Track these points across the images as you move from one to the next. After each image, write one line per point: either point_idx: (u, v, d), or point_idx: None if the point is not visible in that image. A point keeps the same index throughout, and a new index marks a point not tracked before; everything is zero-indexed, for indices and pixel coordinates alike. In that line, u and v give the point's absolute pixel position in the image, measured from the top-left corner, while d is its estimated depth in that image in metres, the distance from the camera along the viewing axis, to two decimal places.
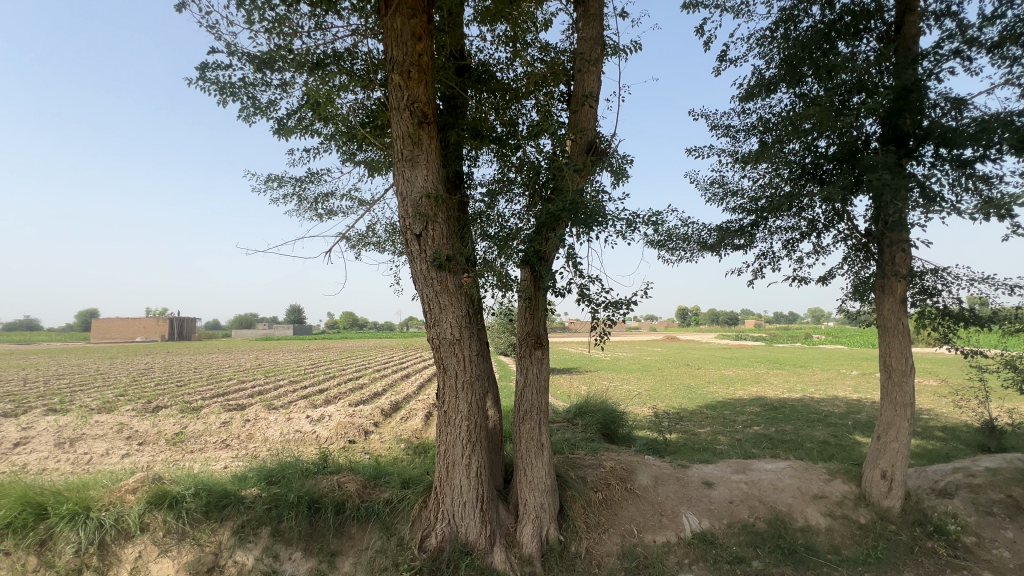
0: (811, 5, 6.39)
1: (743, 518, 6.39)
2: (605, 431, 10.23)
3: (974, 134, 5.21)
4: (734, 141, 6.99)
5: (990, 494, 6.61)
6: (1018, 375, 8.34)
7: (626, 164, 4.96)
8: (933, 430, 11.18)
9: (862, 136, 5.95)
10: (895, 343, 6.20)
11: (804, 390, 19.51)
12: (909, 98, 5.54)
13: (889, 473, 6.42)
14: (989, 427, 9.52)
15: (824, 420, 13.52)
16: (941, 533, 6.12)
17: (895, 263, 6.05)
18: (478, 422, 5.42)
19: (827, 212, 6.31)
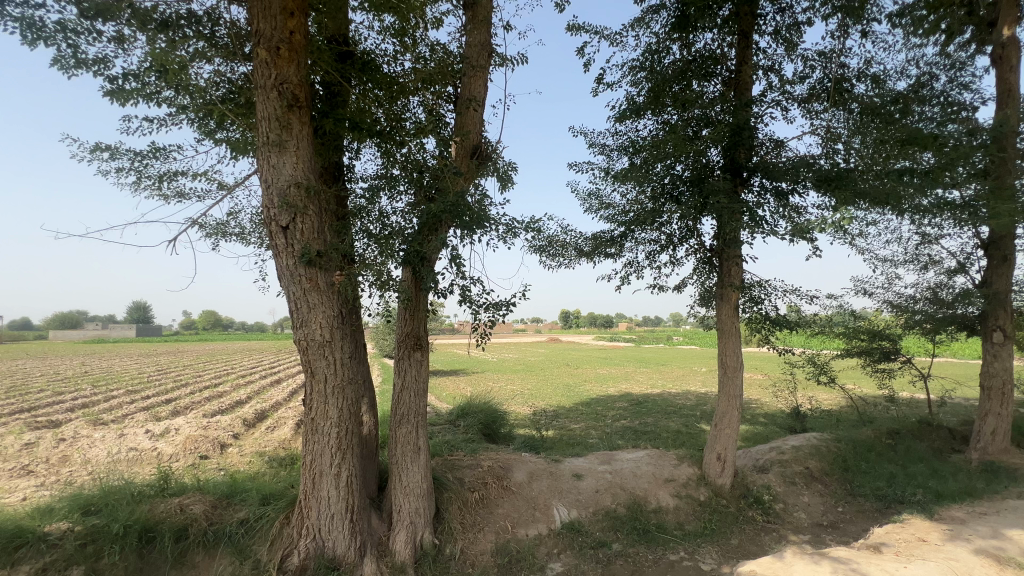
0: (672, 45, 7.26)
1: (606, 505, 6.95)
2: (485, 431, 10.42)
3: (787, 170, 6.35)
4: (608, 158, 7.61)
5: (793, 467, 8.08)
6: (817, 369, 10.51)
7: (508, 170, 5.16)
8: (757, 417, 13.35)
9: (709, 164, 6.88)
10: (729, 343, 7.27)
11: (664, 386, 21.99)
12: (742, 136, 6.56)
13: (723, 455, 7.48)
14: (796, 412, 11.66)
15: (678, 412, 15.35)
16: (759, 504, 7.30)
17: (730, 274, 7.15)
18: (350, 428, 5.13)
19: (682, 228, 7.18)
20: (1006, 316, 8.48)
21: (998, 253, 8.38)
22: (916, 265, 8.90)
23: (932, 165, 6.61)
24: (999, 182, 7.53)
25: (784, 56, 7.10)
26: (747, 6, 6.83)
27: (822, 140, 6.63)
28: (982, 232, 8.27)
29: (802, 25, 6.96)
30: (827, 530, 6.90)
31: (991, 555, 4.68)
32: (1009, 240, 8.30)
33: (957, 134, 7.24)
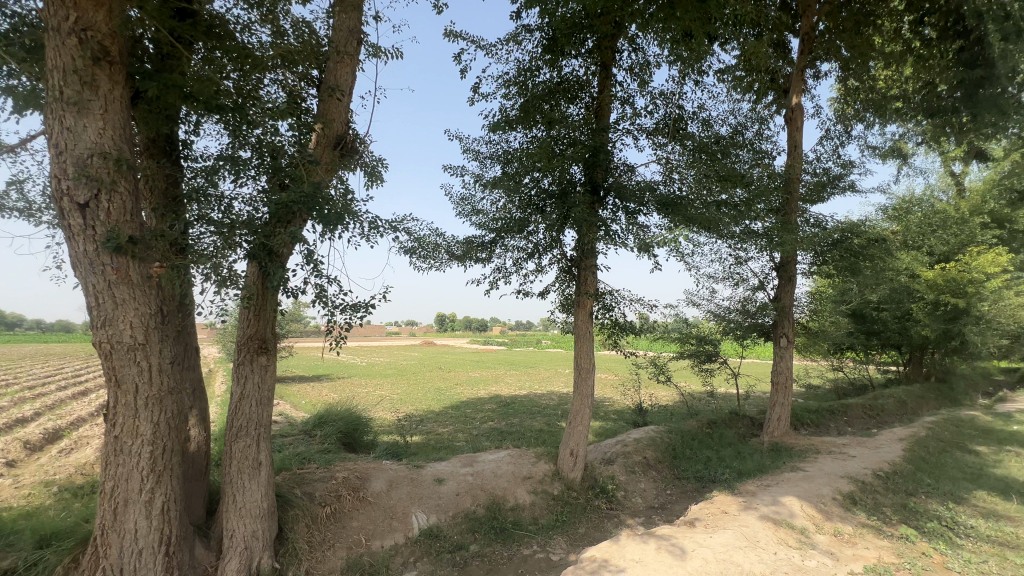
0: (543, 66, 7.70)
1: (466, 507, 7.00)
2: (345, 440, 9.78)
3: (636, 192, 7.15)
4: (481, 166, 7.75)
5: (634, 457, 9.06)
6: (657, 370, 12.06)
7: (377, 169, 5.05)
8: (609, 414, 14.75)
9: (571, 180, 7.42)
10: (583, 347, 7.90)
11: (531, 387, 23.10)
12: (600, 157, 7.21)
13: (575, 450, 8.06)
14: (639, 408, 13.15)
15: (542, 412, 16.21)
16: (604, 493, 8.00)
17: (587, 283, 7.77)
18: (168, 446, 4.38)
19: (547, 239, 7.61)
20: (790, 325, 10.52)
21: (786, 274, 10.44)
22: (731, 281, 10.67)
23: (742, 200, 8.02)
24: (787, 218, 9.42)
25: (637, 92, 8.01)
26: (608, 41, 7.54)
27: (663, 170, 7.64)
28: (776, 257, 10.22)
29: (651, 66, 7.93)
30: (657, 511, 7.85)
31: (772, 519, 5.74)
32: (793, 264, 10.37)
33: (760, 177, 8.89)
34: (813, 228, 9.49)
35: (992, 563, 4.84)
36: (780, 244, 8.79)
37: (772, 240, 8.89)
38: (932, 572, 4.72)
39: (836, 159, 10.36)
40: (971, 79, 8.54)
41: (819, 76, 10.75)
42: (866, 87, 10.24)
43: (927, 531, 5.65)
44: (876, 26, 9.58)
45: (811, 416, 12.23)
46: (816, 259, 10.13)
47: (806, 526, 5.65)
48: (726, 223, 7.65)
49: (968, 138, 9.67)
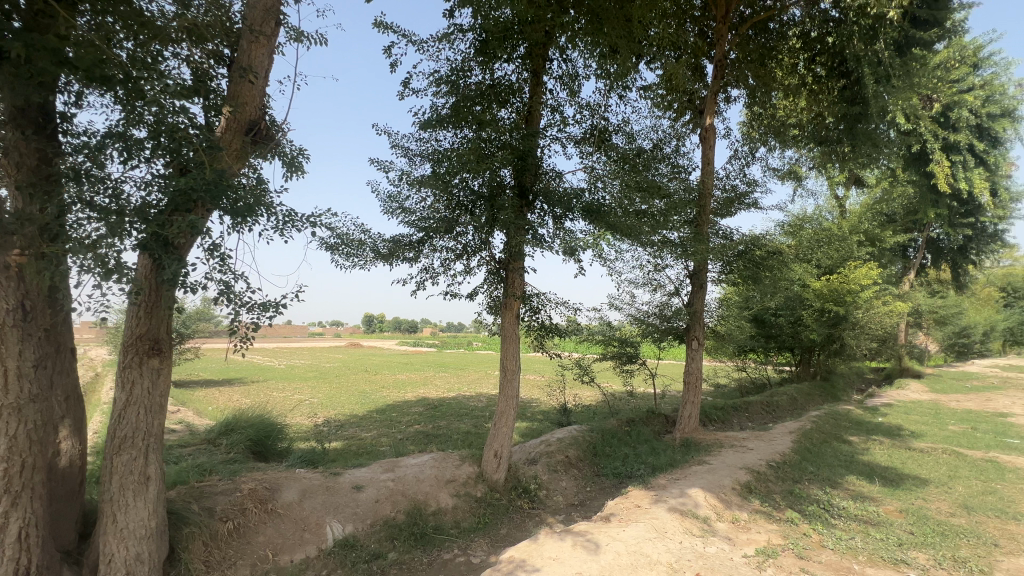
0: (476, 67, 7.68)
1: (385, 514, 6.76)
2: (254, 449, 9.07)
3: (563, 197, 7.34)
4: (411, 163, 7.55)
5: (557, 456, 9.27)
6: (582, 371, 12.45)
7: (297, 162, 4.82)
8: (535, 414, 15.00)
9: (501, 183, 7.45)
10: (509, 349, 7.95)
11: (460, 389, 22.93)
12: (529, 162, 7.33)
13: (499, 452, 8.09)
14: (564, 408, 13.50)
15: (469, 414, 16.14)
16: (526, 493, 8.11)
17: (513, 285, 7.85)
18: (28, 463, 3.80)
19: (475, 240, 7.58)
20: (700, 328, 11.34)
21: (698, 282, 11.22)
22: (650, 287, 11.30)
23: (659, 211, 8.53)
24: (699, 229, 10.15)
25: (566, 101, 8.24)
26: (539, 50, 7.70)
27: (588, 178, 7.93)
28: (689, 265, 10.96)
29: (580, 77, 8.20)
30: (576, 509, 8.09)
31: (678, 510, 6.12)
32: (704, 273, 11.17)
33: (676, 190, 9.51)
34: (722, 239, 10.32)
35: (858, 538, 5.51)
36: (692, 253, 9.43)
37: (686, 249, 9.49)
38: (810, 549, 5.28)
39: (743, 177, 11.34)
40: (850, 113, 9.88)
41: (730, 101, 11.72)
42: (768, 114, 11.31)
43: (809, 514, 6.32)
44: (778, 60, 10.62)
45: (718, 413, 13.26)
46: (724, 268, 11.02)
47: (708, 515, 6.09)
48: (645, 232, 8.09)
49: (849, 166, 10.99)
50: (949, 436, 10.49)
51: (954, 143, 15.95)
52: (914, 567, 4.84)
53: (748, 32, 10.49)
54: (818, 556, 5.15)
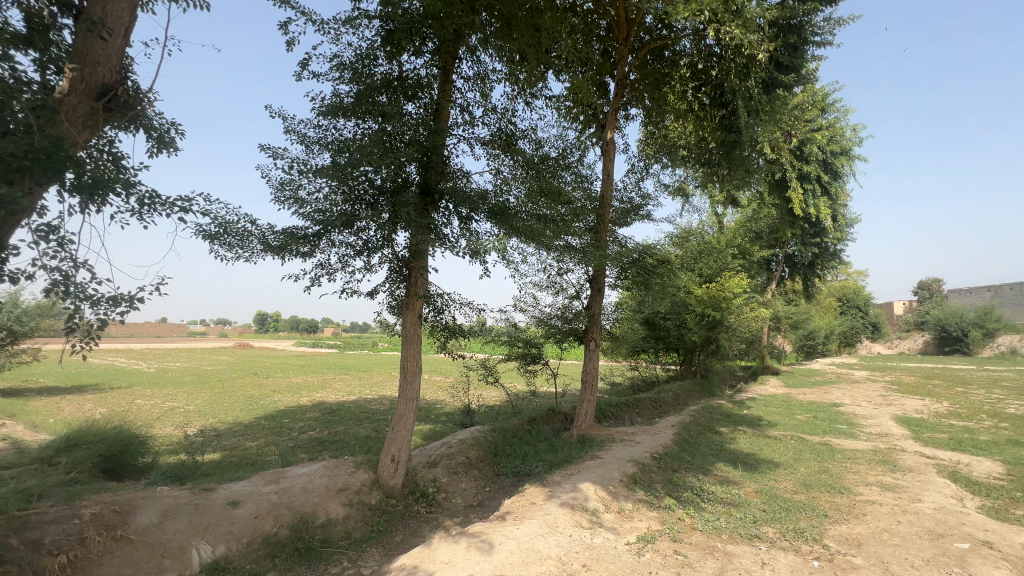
0: (383, 57, 7.36)
1: (265, 531, 6.18)
2: (106, 466, 7.82)
3: (470, 198, 7.31)
4: (308, 151, 7.01)
5: (457, 458, 9.22)
6: (487, 372, 12.56)
7: (167, 148, 4.98)
8: (439, 416, 14.79)
9: (406, 179, 7.20)
10: (410, 350, 7.72)
11: (361, 392, 21.88)
12: (435, 159, 7.18)
13: (397, 456, 7.83)
14: (468, 409, 13.48)
15: (370, 417, 15.44)
16: (424, 497, 7.92)
17: (417, 284, 7.64)
18: None
19: (378, 237, 7.24)
20: (598, 330, 11.77)
21: (596, 286, 11.80)
22: (553, 289, 11.71)
23: (562, 217, 8.86)
24: (599, 237, 10.71)
25: (476, 103, 8.24)
26: (449, 47, 7.60)
27: (494, 181, 8.00)
28: (589, 270, 11.53)
29: (490, 80, 8.25)
30: (474, 509, 8.08)
31: (570, 504, 6.38)
32: (603, 277, 11.82)
33: (579, 198, 9.95)
34: (618, 246, 11.02)
35: (722, 519, 6.16)
36: (592, 259, 9.88)
37: (587, 254, 9.88)
38: (683, 532, 5.80)
39: (638, 190, 12.21)
40: (726, 139, 11.25)
41: (629, 118, 12.56)
42: (661, 135, 12.33)
43: (683, 500, 6.95)
44: (671, 86, 11.62)
45: (612, 410, 14.14)
46: (620, 273, 11.76)
47: (596, 507, 6.43)
48: (548, 236, 8.33)
49: (726, 187, 12.32)
50: (796, 424, 12.21)
51: (806, 174, 18.68)
52: (764, 540, 5.52)
53: (646, 57, 11.34)
54: (689, 538, 5.67)
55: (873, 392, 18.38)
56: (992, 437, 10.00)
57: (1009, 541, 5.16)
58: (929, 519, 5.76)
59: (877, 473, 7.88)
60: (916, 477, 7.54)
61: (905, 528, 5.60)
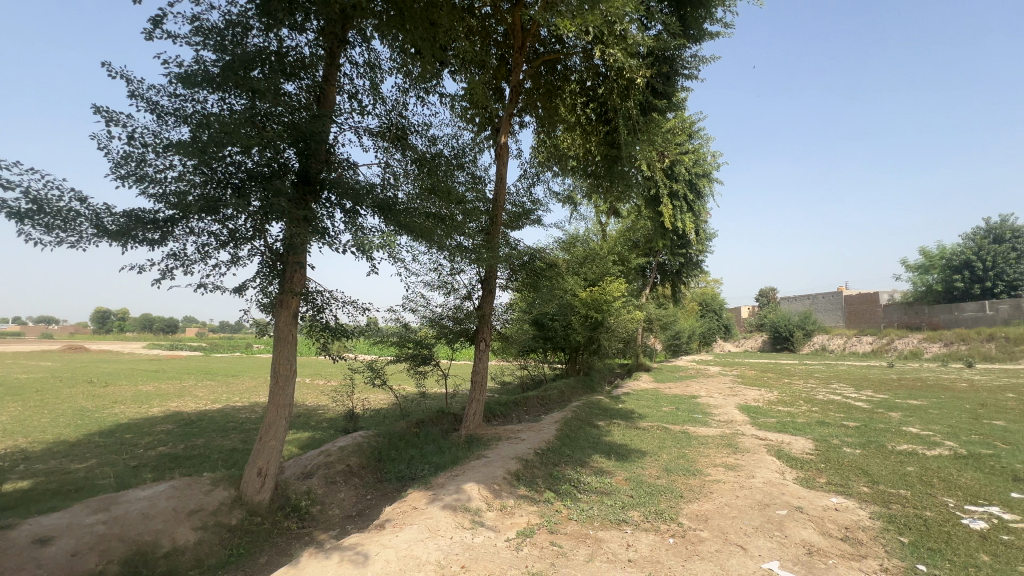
0: (259, 27, 6.61)
1: (87, 570, 5.17)
2: None
3: (356, 190, 6.88)
4: (160, 122, 6.03)
5: (336, 466, 8.65)
6: (373, 374, 12.03)
7: None
8: (319, 422, 13.75)
9: (283, 165, 6.54)
10: (283, 351, 7.06)
11: (229, 399, 19.52)
12: (318, 146, 6.63)
13: (264, 469, 7.10)
14: (351, 414, 12.74)
15: (236, 428, 13.82)
16: (295, 511, 7.25)
17: (293, 280, 7.02)
18: None
19: (247, 226, 6.48)
20: (488, 330, 11.83)
21: (488, 287, 11.87)
22: (444, 289, 11.58)
23: (455, 217, 8.75)
24: (491, 238, 10.82)
25: (365, 91, 7.81)
26: (335, 28, 7.10)
27: (383, 175, 7.65)
28: (481, 271, 11.60)
29: (381, 69, 7.89)
30: (354, 519, 7.60)
31: (452, 506, 6.33)
32: (494, 279, 11.92)
33: (472, 199, 9.94)
34: (510, 249, 11.25)
35: (595, 507, 6.59)
36: (484, 259, 9.90)
37: (479, 255, 9.83)
38: (559, 524, 6.07)
39: (530, 195, 12.62)
40: (609, 154, 12.16)
41: (523, 125, 12.91)
42: (551, 145, 12.90)
43: (561, 492, 7.30)
44: (562, 99, 12.20)
45: (500, 408, 14.41)
46: (511, 275, 12.01)
47: (479, 507, 6.46)
48: (439, 236, 8.17)
49: (609, 199, 13.26)
50: (662, 415, 13.58)
51: (676, 191, 20.90)
52: (630, 524, 6.01)
53: (540, 67, 11.75)
54: (565, 528, 5.95)
55: (723, 385, 21.18)
56: (807, 419, 12.08)
57: (815, 505, 6.25)
58: (759, 492, 6.75)
59: (722, 455, 9.06)
60: (751, 457, 8.82)
61: (741, 501, 6.49)
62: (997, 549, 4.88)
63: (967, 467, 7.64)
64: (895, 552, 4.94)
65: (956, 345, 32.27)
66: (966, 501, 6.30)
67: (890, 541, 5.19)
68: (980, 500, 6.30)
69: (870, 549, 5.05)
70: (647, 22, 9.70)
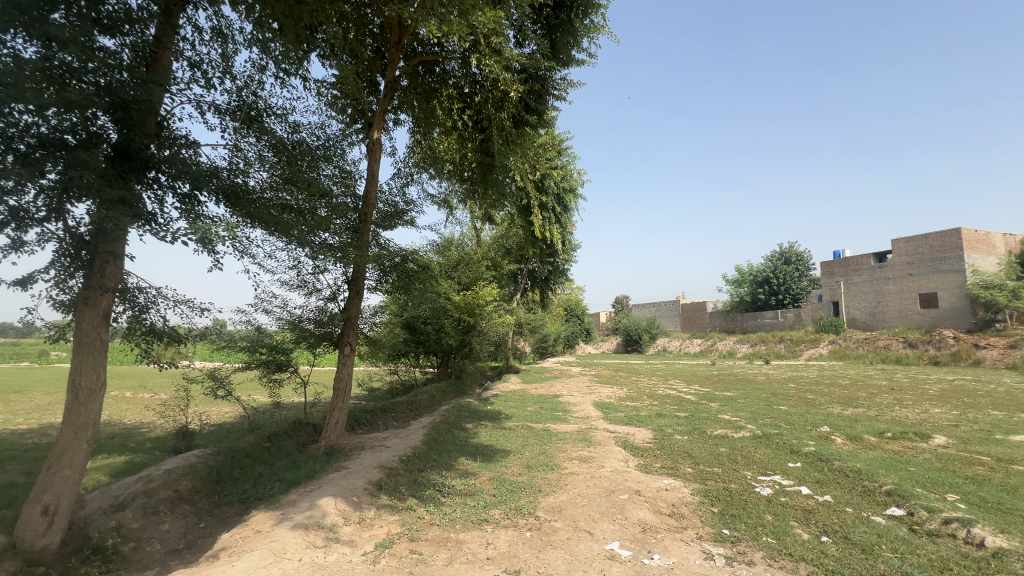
0: None
1: None
2: None
3: (194, 173, 6.00)
4: None
5: (160, 494, 7.37)
6: (215, 383, 10.54)
7: None
8: (140, 443, 11.58)
9: (94, 134, 5.41)
10: (87, 360, 5.81)
11: (6, 422, 15.38)
12: (145, 117, 5.63)
13: (52, 506, 5.71)
14: (184, 432, 10.97)
15: (16, 457, 10.94)
16: (97, 552, 5.89)
17: (103, 274, 5.77)
18: None
19: (37, 204, 5.21)
20: (354, 334, 11.13)
21: (355, 288, 11.12)
22: (304, 289, 10.67)
23: (320, 212, 8.08)
24: (360, 237, 10.25)
25: (212, 62, 6.87)
26: None
27: (231, 159, 6.77)
28: (347, 271, 10.89)
29: (232, 41, 7.03)
30: (182, 552, 6.54)
31: (303, 525, 5.82)
32: (361, 280, 11.17)
33: (339, 194, 9.29)
34: (380, 248, 10.79)
35: (458, 510, 6.62)
36: (352, 259, 9.29)
37: (347, 253, 9.20)
38: (421, 530, 5.97)
39: (402, 195, 12.29)
40: (483, 161, 12.38)
41: (398, 123, 12.56)
42: (426, 146, 12.78)
43: (425, 498, 7.20)
44: (439, 101, 12.16)
45: (366, 416, 13.69)
46: (381, 276, 11.53)
47: (334, 522, 6.04)
48: (300, 230, 7.47)
49: (483, 205, 13.51)
50: (527, 415, 14.24)
51: (546, 204, 22.12)
52: (491, 522, 6.17)
53: (417, 66, 11.59)
54: (426, 534, 5.87)
55: (582, 384, 23.03)
56: (648, 412, 13.71)
57: (650, 487, 7.12)
58: (607, 480, 7.46)
59: (578, 449, 9.81)
60: (602, 449, 9.72)
61: (591, 490, 7.09)
62: (777, 509, 6.07)
63: (761, 445, 9.39)
64: (707, 521, 5.85)
65: (758, 346, 39.62)
66: (759, 473, 7.74)
67: (704, 512, 6.13)
68: (769, 471, 7.80)
69: (690, 521, 5.90)
70: (521, 40, 10.14)
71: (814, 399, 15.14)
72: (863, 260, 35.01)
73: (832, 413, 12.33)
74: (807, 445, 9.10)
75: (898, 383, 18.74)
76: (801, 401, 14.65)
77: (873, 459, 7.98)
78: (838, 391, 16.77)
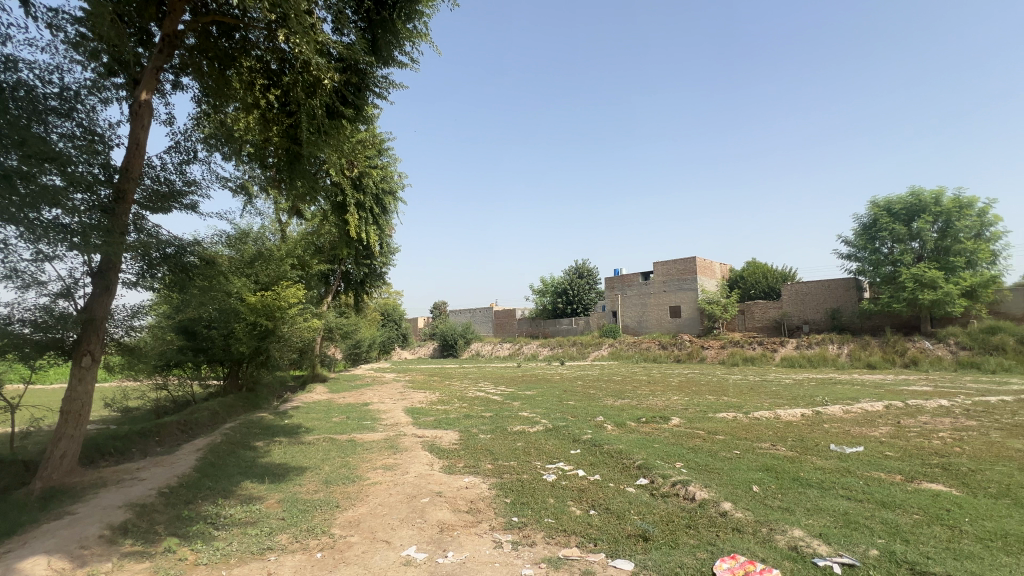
0: None
1: None
2: None
3: None
4: None
5: None
6: None
7: None
8: None
9: None
10: None
11: None
12: None
13: None
14: None
15: None
16: None
17: None
18: None
19: None
20: (98, 342, 8.75)
21: (102, 283, 8.68)
22: (16, 282, 7.96)
23: (43, 179, 6.12)
24: (114, 219, 8.06)
25: None
26: None
27: None
28: (92, 260, 8.44)
29: None
30: None
31: None
32: (114, 272, 8.80)
33: (80, 161, 7.19)
34: (143, 235, 8.65)
35: (233, 542, 5.74)
36: (98, 246, 7.20)
37: (88, 238, 7.07)
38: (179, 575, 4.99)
39: (180, 174, 10.21)
40: (289, 148, 11.09)
41: (178, 87, 10.46)
42: (217, 121, 10.94)
43: (190, 535, 6.04)
44: (237, 72, 10.59)
45: (114, 444, 10.85)
46: (144, 272, 9.29)
47: None
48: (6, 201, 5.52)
49: (289, 197, 12.07)
50: (330, 426, 13.26)
51: (363, 203, 21.01)
52: (275, 550, 5.52)
53: (210, 27, 9.95)
54: None
55: (393, 390, 22.53)
56: (457, 414, 14.17)
57: (451, 487, 7.35)
58: (410, 486, 7.42)
59: (382, 458, 9.54)
60: (408, 454, 9.65)
61: (393, 498, 6.97)
62: (558, 492, 6.93)
63: (551, 437, 10.58)
64: (499, 512, 6.31)
65: (557, 348, 44.77)
66: (546, 462, 8.70)
67: (498, 504, 6.60)
68: (554, 460, 8.83)
69: (484, 514, 6.29)
70: (339, 27, 9.53)
71: (594, 394, 17.78)
72: (635, 278, 42.70)
73: (605, 406, 14.65)
74: (585, 434, 10.60)
75: (653, 377, 23.36)
76: (584, 396, 17.04)
77: (631, 440, 9.73)
78: (611, 386, 20.02)
